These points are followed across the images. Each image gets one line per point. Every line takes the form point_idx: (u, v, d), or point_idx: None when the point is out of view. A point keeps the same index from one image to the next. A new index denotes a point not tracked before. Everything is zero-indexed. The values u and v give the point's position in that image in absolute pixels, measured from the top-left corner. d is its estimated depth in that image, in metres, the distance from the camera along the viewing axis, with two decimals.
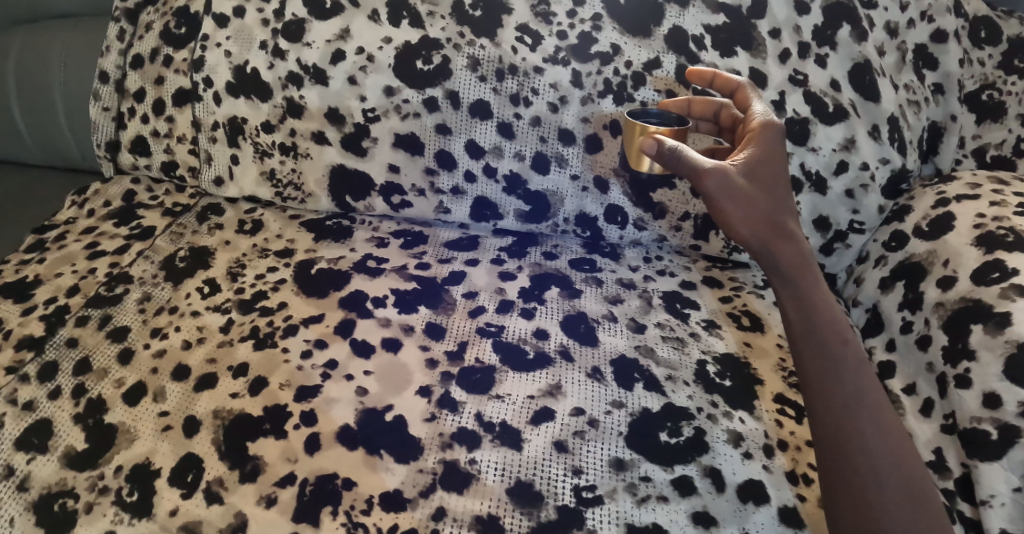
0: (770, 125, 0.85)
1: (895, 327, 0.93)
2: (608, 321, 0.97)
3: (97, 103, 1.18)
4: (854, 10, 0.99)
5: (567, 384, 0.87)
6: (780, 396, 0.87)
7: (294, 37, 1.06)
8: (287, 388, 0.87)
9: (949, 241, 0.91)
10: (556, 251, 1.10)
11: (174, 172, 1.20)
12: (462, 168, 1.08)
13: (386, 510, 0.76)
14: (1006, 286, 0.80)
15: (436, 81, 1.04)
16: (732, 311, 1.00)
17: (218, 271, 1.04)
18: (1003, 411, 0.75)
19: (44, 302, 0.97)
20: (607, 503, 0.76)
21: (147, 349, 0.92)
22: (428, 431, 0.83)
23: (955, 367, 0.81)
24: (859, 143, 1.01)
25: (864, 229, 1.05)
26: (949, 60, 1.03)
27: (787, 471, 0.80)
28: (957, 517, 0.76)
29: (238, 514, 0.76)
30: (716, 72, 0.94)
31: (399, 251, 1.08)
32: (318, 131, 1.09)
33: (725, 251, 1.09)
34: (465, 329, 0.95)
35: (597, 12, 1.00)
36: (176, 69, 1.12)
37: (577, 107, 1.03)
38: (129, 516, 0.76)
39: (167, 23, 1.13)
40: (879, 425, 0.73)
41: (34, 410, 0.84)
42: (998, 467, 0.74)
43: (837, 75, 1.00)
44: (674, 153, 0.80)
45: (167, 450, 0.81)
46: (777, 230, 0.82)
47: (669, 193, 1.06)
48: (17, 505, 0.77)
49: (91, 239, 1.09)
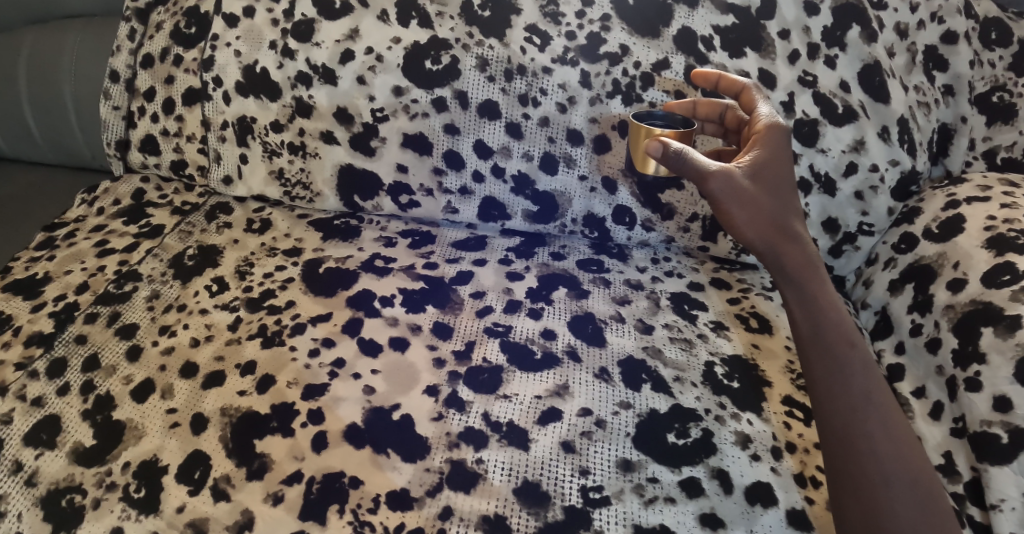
0: (775, 126, 0.85)
1: (904, 329, 0.92)
2: (615, 321, 0.96)
3: (107, 102, 1.19)
4: (864, 11, 0.99)
5: (575, 384, 0.87)
6: (787, 398, 0.87)
7: (302, 36, 1.06)
8: (294, 386, 0.87)
9: (959, 242, 0.91)
10: (564, 251, 1.10)
11: (183, 171, 1.20)
12: (470, 168, 1.08)
13: (393, 509, 0.76)
14: (1017, 288, 0.80)
15: (445, 81, 1.04)
16: (740, 313, 0.99)
17: (226, 269, 1.04)
18: (1015, 414, 0.74)
19: (54, 299, 0.98)
20: (615, 503, 0.76)
21: (155, 346, 0.92)
22: (434, 430, 0.82)
23: (966, 370, 0.81)
24: (868, 145, 1.00)
25: (872, 231, 1.04)
26: (959, 61, 1.03)
27: (795, 474, 0.79)
28: (967, 520, 0.76)
29: (244, 512, 0.76)
30: (720, 74, 0.94)
31: (406, 251, 1.08)
32: (327, 131, 1.10)
33: (732, 252, 1.09)
34: (472, 329, 0.95)
35: (606, 12, 1.00)
36: (186, 69, 1.14)
37: (584, 108, 1.03)
38: (135, 513, 0.76)
39: (177, 23, 1.14)
40: (886, 429, 0.73)
41: (42, 406, 0.85)
42: (1009, 471, 0.73)
43: (846, 76, 1.00)
44: (680, 155, 0.80)
45: (174, 448, 0.81)
46: (784, 233, 0.81)
47: (678, 193, 1.06)
48: (26, 500, 0.78)
49: (101, 237, 1.09)
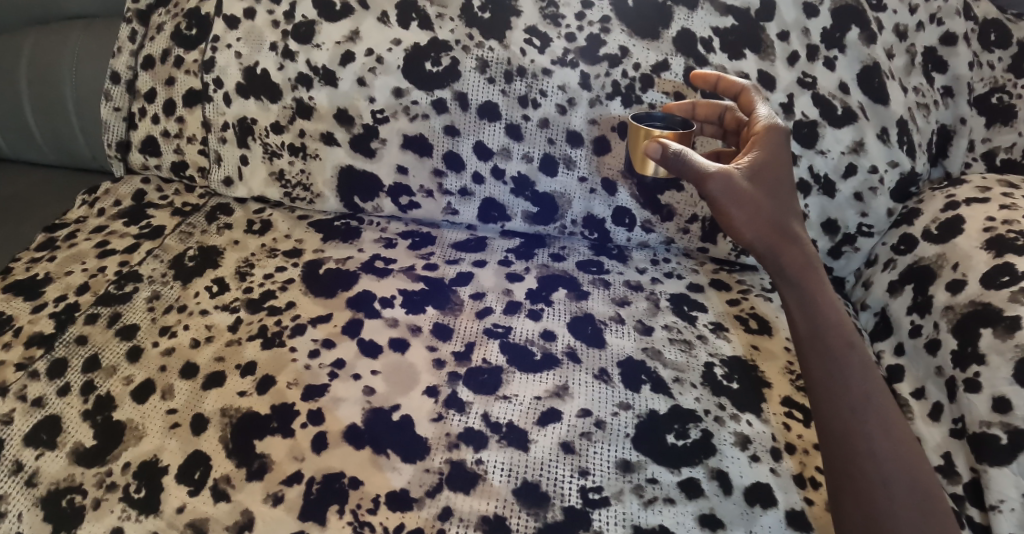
0: (774, 127, 0.85)
1: (903, 331, 0.92)
2: (615, 322, 0.97)
3: (108, 103, 1.19)
4: (863, 13, 0.99)
5: (574, 385, 0.87)
6: (787, 399, 0.87)
7: (303, 38, 1.06)
8: (294, 387, 0.87)
9: (958, 244, 0.91)
10: (564, 252, 1.10)
11: (184, 172, 1.21)
12: (470, 169, 1.09)
13: (393, 510, 0.76)
14: (1016, 289, 0.80)
15: (446, 83, 1.04)
16: (739, 314, 0.99)
17: (227, 270, 1.04)
18: (1014, 415, 0.74)
19: (55, 300, 0.98)
20: (614, 504, 0.76)
21: (156, 347, 0.92)
22: (434, 431, 0.83)
23: (965, 371, 0.81)
24: (867, 146, 1.00)
25: (872, 232, 1.04)
26: (958, 62, 1.03)
27: (795, 474, 0.79)
28: (966, 521, 0.76)
29: (244, 512, 0.76)
30: (719, 75, 0.94)
31: (407, 252, 1.09)
32: (327, 132, 1.10)
33: (732, 254, 1.09)
34: (472, 330, 0.95)
35: (606, 14, 1.01)
36: (187, 70, 1.14)
37: (584, 109, 1.03)
38: (135, 513, 0.77)
39: (178, 24, 1.14)
40: (886, 429, 0.73)
41: (43, 407, 0.85)
42: (1008, 472, 0.73)
43: (845, 78, 1.00)
44: (678, 157, 0.80)
45: (174, 448, 0.81)
46: (783, 234, 0.81)
47: (677, 195, 1.06)
48: (26, 500, 0.78)
49: (102, 238, 1.09)
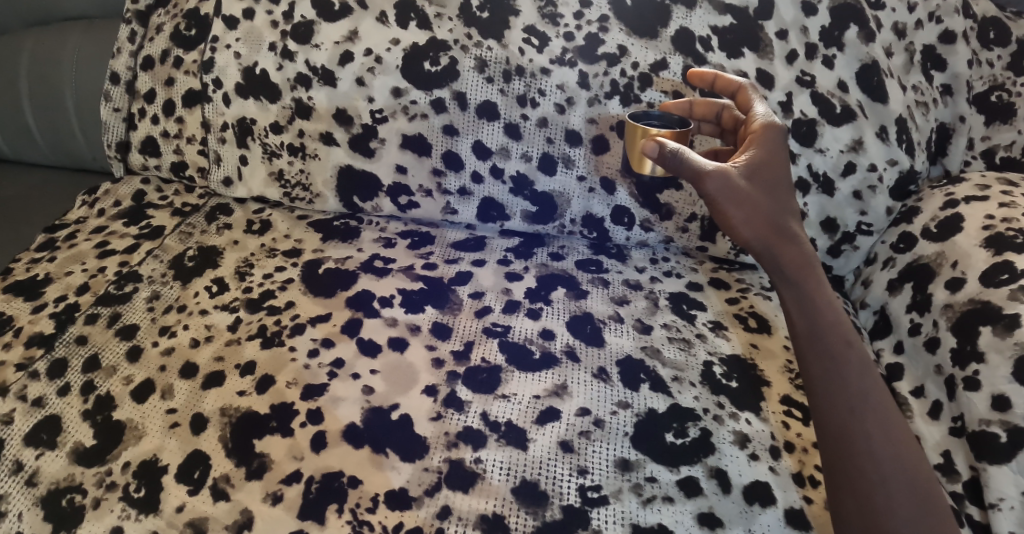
0: (771, 126, 0.85)
1: (903, 329, 0.92)
2: (613, 321, 0.97)
3: (108, 104, 1.20)
4: (861, 11, 0.99)
5: (573, 384, 0.87)
6: (786, 398, 0.87)
7: (302, 38, 1.06)
8: (294, 386, 0.87)
9: (957, 242, 0.91)
10: (563, 251, 1.11)
11: (184, 172, 1.21)
12: (469, 168, 1.09)
13: (392, 508, 0.76)
14: (1015, 288, 0.80)
15: (444, 83, 1.04)
16: (738, 313, 0.99)
17: (226, 270, 1.04)
18: (1013, 413, 0.74)
19: (55, 300, 0.98)
20: (613, 503, 0.76)
21: (155, 347, 0.93)
22: (433, 430, 0.83)
23: (964, 369, 0.81)
24: (866, 144, 1.00)
25: (871, 230, 1.04)
26: (958, 60, 1.03)
27: (793, 473, 0.79)
28: (965, 519, 0.76)
29: (244, 511, 0.76)
30: (717, 74, 0.94)
31: (406, 252, 1.09)
32: (326, 132, 1.10)
33: (731, 252, 1.09)
34: (471, 329, 0.95)
35: (604, 13, 1.01)
36: (186, 71, 1.14)
37: (583, 108, 1.03)
38: (135, 512, 0.77)
39: (177, 25, 1.15)
40: (884, 428, 0.73)
41: (43, 407, 0.85)
42: (1008, 470, 0.73)
43: (844, 76, 1.00)
44: (676, 155, 0.81)
45: (174, 448, 0.82)
46: (781, 232, 0.81)
47: (676, 193, 1.06)
48: (26, 500, 0.78)
49: (102, 238, 1.10)
